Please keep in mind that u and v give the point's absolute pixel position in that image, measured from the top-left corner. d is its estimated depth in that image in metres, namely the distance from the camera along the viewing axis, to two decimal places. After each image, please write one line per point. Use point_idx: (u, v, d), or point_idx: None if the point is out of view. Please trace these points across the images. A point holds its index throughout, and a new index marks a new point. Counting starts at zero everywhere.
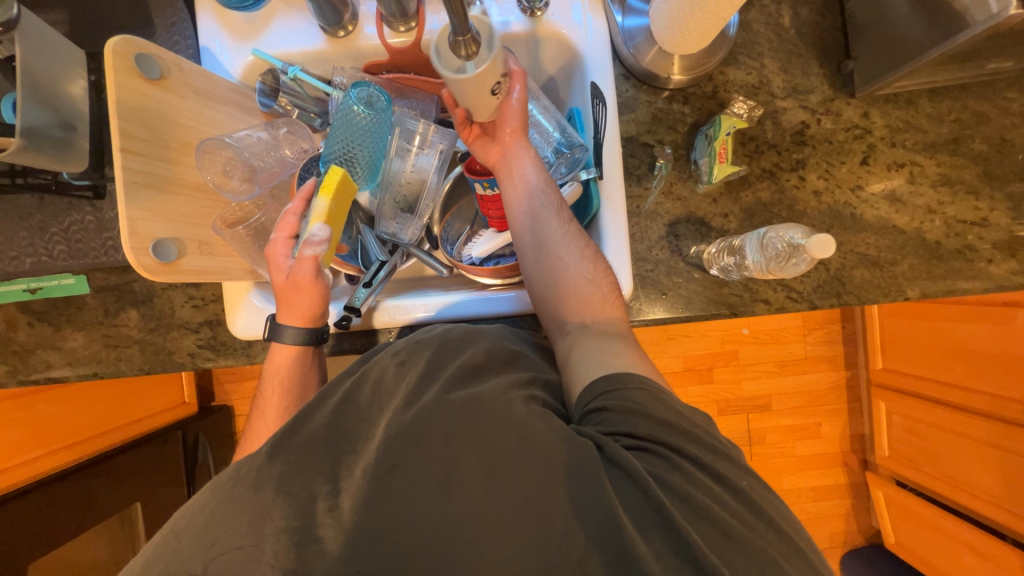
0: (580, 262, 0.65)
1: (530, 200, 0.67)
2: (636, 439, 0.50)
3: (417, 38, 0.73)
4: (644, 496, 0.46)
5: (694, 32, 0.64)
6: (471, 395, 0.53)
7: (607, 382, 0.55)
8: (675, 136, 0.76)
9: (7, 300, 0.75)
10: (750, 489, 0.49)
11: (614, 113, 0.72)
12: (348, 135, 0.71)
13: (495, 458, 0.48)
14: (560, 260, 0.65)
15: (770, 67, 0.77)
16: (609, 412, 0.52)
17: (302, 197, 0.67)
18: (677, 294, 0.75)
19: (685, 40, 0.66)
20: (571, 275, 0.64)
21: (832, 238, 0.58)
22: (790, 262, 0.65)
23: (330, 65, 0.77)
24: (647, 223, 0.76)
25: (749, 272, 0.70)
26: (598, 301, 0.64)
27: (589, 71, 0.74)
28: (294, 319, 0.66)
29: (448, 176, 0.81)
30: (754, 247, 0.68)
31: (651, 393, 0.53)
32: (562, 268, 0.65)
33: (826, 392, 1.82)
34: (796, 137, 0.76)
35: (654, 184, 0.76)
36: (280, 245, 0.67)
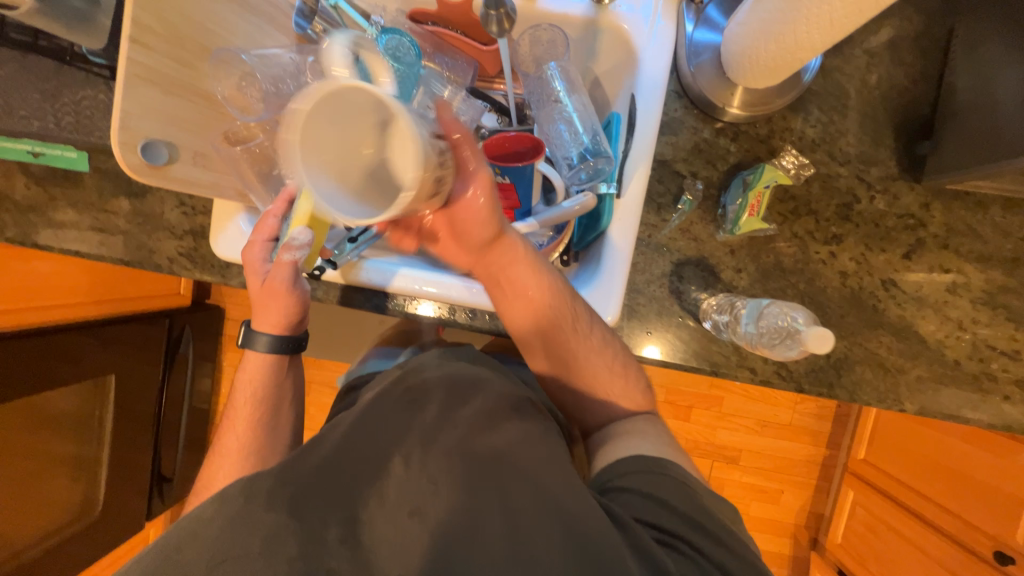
0: (612, 372, 0.66)
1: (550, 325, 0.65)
2: (659, 524, 0.50)
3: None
4: (587, 539, 0.46)
5: (764, 66, 0.57)
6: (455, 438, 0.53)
7: (645, 464, 0.57)
8: (711, 173, 0.70)
9: (9, 158, 0.75)
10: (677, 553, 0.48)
11: (648, 134, 0.67)
12: (369, 83, 0.67)
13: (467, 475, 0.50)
14: (591, 377, 0.67)
15: (840, 126, 0.68)
16: (632, 497, 0.53)
17: (284, 197, 0.61)
18: (662, 336, 0.71)
19: (754, 73, 0.59)
20: (604, 381, 0.67)
21: (830, 339, 0.54)
22: (781, 343, 0.61)
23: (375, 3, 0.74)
24: (655, 256, 0.71)
25: (738, 338, 0.66)
26: (625, 392, 0.67)
27: (640, 81, 0.68)
28: (270, 325, 0.67)
29: None
30: (749, 320, 0.64)
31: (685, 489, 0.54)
32: (594, 376, 0.67)
33: (798, 463, 1.79)
34: (841, 210, 0.69)
35: (674, 218, 0.70)
36: (258, 247, 0.65)
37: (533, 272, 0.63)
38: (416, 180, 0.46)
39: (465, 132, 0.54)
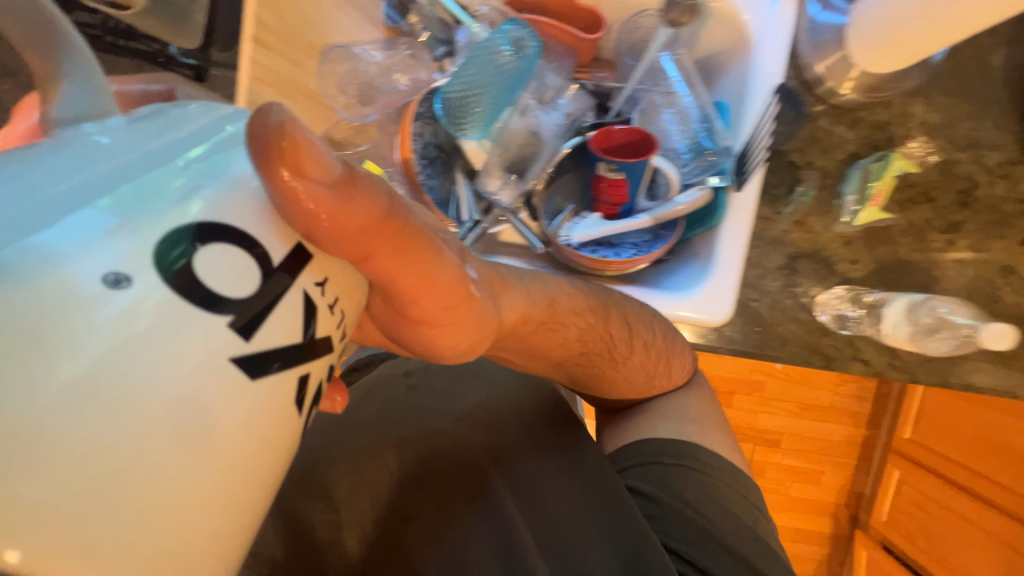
0: (653, 374, 0.63)
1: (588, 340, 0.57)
2: (677, 530, 0.56)
3: None
4: (617, 550, 0.52)
5: (897, 52, 0.58)
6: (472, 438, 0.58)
7: (659, 447, 0.61)
8: (827, 162, 0.68)
9: None
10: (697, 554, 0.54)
11: (766, 101, 0.64)
12: (481, 71, 0.66)
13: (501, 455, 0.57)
14: (626, 382, 0.63)
15: (959, 110, 0.67)
16: (648, 495, 0.59)
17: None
18: (775, 331, 0.70)
19: (884, 58, 0.60)
20: (636, 382, 0.64)
21: (1015, 335, 0.62)
22: (931, 336, 0.67)
23: None
24: (768, 250, 0.69)
25: (880, 332, 0.68)
26: (668, 378, 0.65)
27: (756, 67, 0.66)
28: None
29: (568, 143, 0.73)
30: (898, 311, 0.66)
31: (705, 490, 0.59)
32: (627, 382, 0.63)
33: (838, 444, 1.81)
34: (960, 196, 0.68)
35: (788, 209, 0.68)
36: None
37: (563, 329, 0.54)
38: (326, 324, 0.22)
39: (340, 196, 0.23)
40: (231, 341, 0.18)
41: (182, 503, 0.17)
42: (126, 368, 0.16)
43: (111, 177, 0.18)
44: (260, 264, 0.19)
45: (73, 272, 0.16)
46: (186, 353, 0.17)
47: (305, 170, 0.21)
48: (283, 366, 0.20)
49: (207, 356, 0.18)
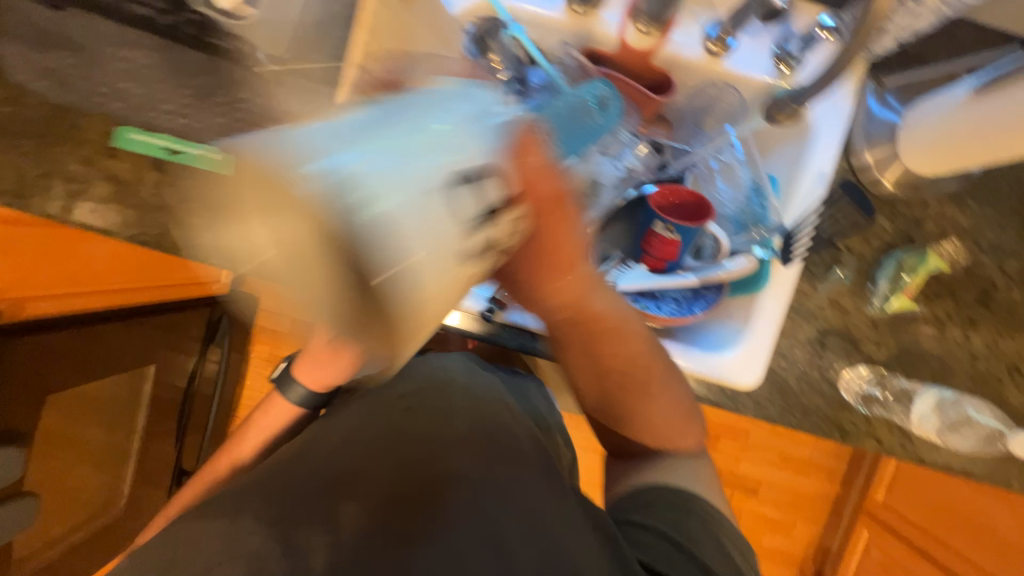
0: (660, 420, 0.66)
1: (635, 368, 0.61)
2: (666, 556, 0.55)
3: (656, 47, 0.68)
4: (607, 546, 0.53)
5: (946, 156, 0.62)
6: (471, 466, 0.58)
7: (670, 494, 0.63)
8: (865, 249, 0.72)
9: (144, 152, 0.70)
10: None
11: (819, 190, 0.69)
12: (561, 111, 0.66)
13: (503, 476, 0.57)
14: (642, 420, 0.66)
15: (986, 218, 0.72)
16: (643, 530, 0.59)
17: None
18: (799, 400, 0.73)
19: (932, 159, 0.64)
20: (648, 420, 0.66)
21: None
22: (959, 431, 0.72)
23: (554, 36, 0.72)
24: (802, 322, 0.72)
25: (913, 424, 0.71)
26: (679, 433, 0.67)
27: (812, 153, 0.70)
28: (312, 381, 0.73)
29: (625, 196, 0.74)
30: (926, 401, 0.71)
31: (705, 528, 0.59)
32: (639, 422, 0.67)
33: (811, 498, 1.86)
34: (979, 296, 0.72)
35: (825, 287, 0.72)
36: None
37: (623, 342, 0.59)
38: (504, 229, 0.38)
39: (548, 167, 0.39)
40: None
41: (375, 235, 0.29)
42: (412, 159, 0.32)
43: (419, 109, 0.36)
44: None
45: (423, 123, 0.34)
46: (437, 217, 0.32)
47: None
48: (467, 266, 0.35)
49: (458, 216, 0.33)
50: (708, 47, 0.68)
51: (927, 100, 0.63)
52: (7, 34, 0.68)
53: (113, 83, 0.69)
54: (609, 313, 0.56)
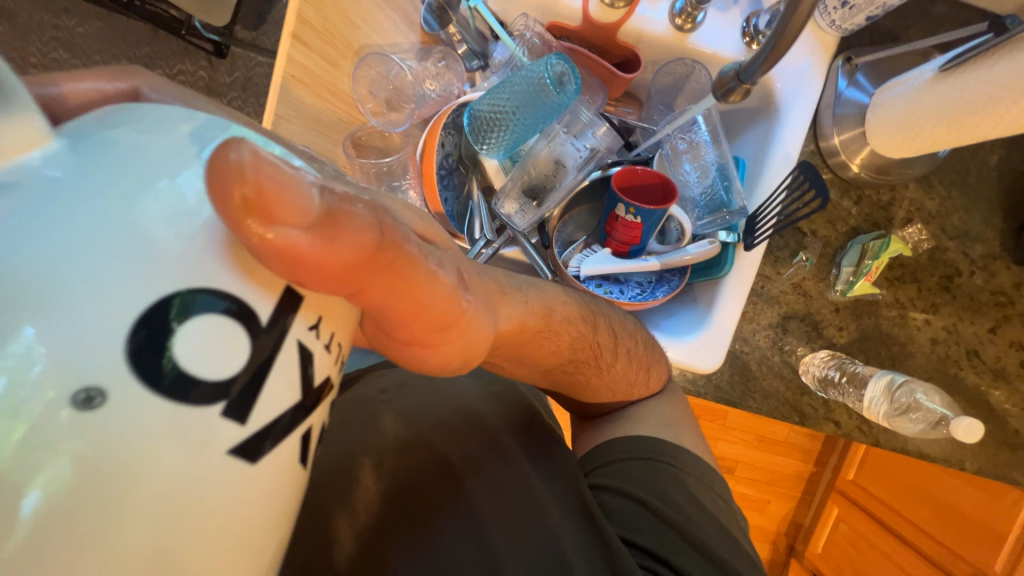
0: (623, 385, 0.64)
1: (585, 355, 0.58)
2: (632, 521, 0.58)
3: (621, 19, 0.63)
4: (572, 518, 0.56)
5: (914, 141, 0.61)
6: (445, 453, 0.57)
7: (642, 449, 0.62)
8: (830, 233, 0.71)
9: None
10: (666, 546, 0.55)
11: (786, 168, 0.67)
12: (513, 97, 0.65)
13: (471, 460, 0.57)
14: (601, 390, 0.64)
15: (953, 202, 0.71)
16: (613, 494, 0.60)
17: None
18: (760, 384, 0.73)
19: (899, 144, 0.62)
20: (609, 389, 0.64)
21: (981, 429, 0.68)
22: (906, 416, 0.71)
23: (515, 9, 0.68)
24: (764, 307, 0.72)
25: (859, 404, 0.71)
26: (643, 386, 0.66)
27: (780, 133, 0.68)
28: None
29: (591, 176, 0.72)
30: (879, 387, 0.69)
31: (680, 493, 0.59)
32: (599, 392, 0.64)
33: (787, 477, 1.90)
34: (943, 281, 0.72)
35: (788, 271, 0.71)
36: None
37: (556, 337, 0.53)
38: (323, 365, 0.21)
39: (318, 240, 0.20)
40: (225, 423, 0.17)
41: (154, 483, 0.16)
42: (92, 343, 0.15)
43: (100, 174, 0.17)
44: (246, 326, 0.18)
45: (124, 208, 0.17)
46: (157, 449, 0.16)
47: (278, 215, 0.19)
48: (277, 444, 0.19)
49: (199, 448, 0.17)
50: (674, 21, 0.66)
51: (897, 81, 0.61)
52: None
53: None
54: (542, 321, 0.49)
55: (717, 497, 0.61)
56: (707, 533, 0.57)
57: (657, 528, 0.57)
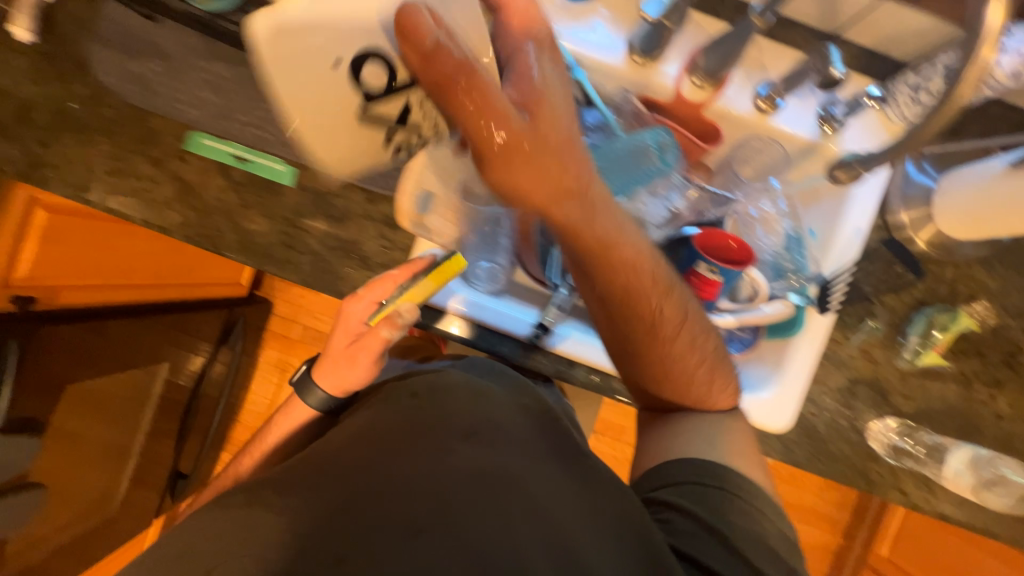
0: (673, 358, 0.65)
1: (634, 304, 0.61)
2: (697, 544, 0.59)
3: (708, 99, 0.73)
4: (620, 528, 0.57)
5: (982, 224, 0.66)
6: (481, 459, 0.60)
7: (697, 469, 0.64)
8: (897, 303, 0.74)
9: (212, 157, 0.73)
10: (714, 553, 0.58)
11: (857, 242, 0.73)
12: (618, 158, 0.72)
13: (511, 472, 0.59)
14: (659, 362, 0.65)
15: (1012, 283, 0.75)
16: (677, 514, 0.61)
17: (409, 272, 0.68)
18: (828, 446, 0.74)
19: (967, 226, 0.68)
20: (662, 361, 0.65)
21: None
22: (993, 490, 0.73)
23: (611, 83, 0.76)
24: (833, 370, 0.74)
25: (941, 479, 0.73)
26: (692, 364, 0.66)
27: (850, 208, 0.73)
28: (332, 385, 0.83)
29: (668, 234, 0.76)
30: (962, 460, 0.72)
31: (732, 503, 0.62)
32: (656, 365, 0.66)
33: (813, 548, 1.83)
34: (1005, 358, 0.75)
35: (857, 336, 0.74)
36: (361, 304, 0.72)
37: (619, 278, 0.58)
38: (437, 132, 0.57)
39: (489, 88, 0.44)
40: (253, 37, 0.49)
41: (304, 88, 0.52)
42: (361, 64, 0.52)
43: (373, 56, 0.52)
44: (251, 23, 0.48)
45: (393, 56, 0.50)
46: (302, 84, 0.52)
47: (472, 72, 0.44)
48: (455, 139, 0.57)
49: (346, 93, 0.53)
50: (756, 103, 0.73)
51: (966, 168, 0.67)
52: (100, 39, 0.72)
53: (193, 91, 0.72)
54: (632, 259, 0.57)
55: (777, 513, 0.64)
56: (757, 549, 0.59)
57: (718, 544, 0.59)
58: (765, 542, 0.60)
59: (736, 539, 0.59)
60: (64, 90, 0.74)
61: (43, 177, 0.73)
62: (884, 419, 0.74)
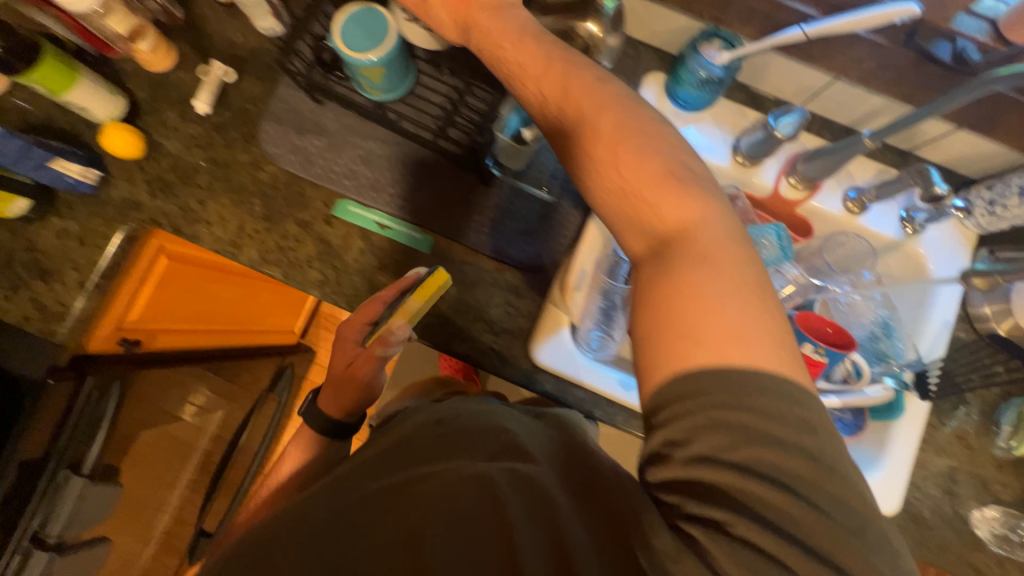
0: (765, 336, 0.42)
1: (668, 230, 0.46)
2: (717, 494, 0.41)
3: (802, 198, 0.83)
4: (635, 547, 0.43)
5: None
6: (487, 467, 0.50)
7: (726, 419, 0.41)
8: (986, 393, 0.79)
9: (356, 223, 0.79)
10: (851, 565, 0.38)
11: (944, 332, 0.79)
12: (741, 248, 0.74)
13: (519, 472, 0.50)
14: (742, 342, 0.42)
15: None
16: (710, 476, 0.41)
17: (398, 290, 0.72)
18: (935, 535, 0.75)
19: None
20: (752, 337, 0.42)
21: None
22: None
23: (715, 179, 0.86)
24: (932, 455, 0.77)
25: None
26: (768, 342, 0.42)
27: (934, 301, 0.81)
28: (335, 407, 0.81)
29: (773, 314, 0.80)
30: None
31: (814, 469, 0.40)
32: (743, 350, 0.41)
33: None
34: None
35: (952, 423, 0.78)
36: (356, 327, 0.76)
37: (659, 209, 0.47)
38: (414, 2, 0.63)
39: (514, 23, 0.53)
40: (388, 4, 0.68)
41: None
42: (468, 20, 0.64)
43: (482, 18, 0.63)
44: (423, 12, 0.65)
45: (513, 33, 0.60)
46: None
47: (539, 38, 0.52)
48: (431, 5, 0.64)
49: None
50: (845, 204, 0.83)
51: None
52: (271, 116, 0.82)
53: (347, 165, 0.81)
54: (700, 255, 0.45)
55: (750, 422, 0.41)
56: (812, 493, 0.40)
57: (786, 507, 0.40)
58: (875, 520, 0.40)
59: (777, 480, 0.40)
60: (228, 157, 0.82)
61: (196, 232, 0.79)
62: (986, 509, 0.76)
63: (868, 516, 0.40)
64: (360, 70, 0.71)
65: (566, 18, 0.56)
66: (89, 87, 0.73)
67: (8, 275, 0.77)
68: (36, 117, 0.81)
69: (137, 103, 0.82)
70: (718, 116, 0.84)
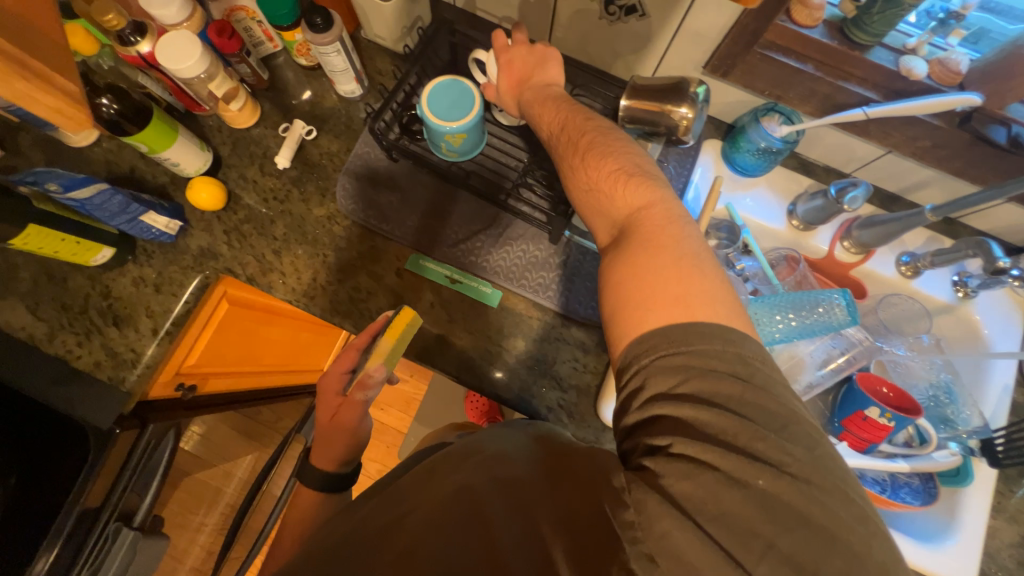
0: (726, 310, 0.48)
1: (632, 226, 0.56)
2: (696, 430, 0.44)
3: (857, 261, 0.86)
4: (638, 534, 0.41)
5: None
6: (474, 472, 0.51)
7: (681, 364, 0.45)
8: None
9: (428, 277, 0.82)
10: (791, 461, 0.42)
11: (1004, 397, 0.81)
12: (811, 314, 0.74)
13: (495, 472, 0.50)
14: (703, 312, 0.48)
15: None
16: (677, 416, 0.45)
17: (369, 335, 0.74)
18: None
19: None
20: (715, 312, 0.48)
21: None
22: None
23: (770, 239, 0.90)
24: (1005, 524, 0.76)
25: None
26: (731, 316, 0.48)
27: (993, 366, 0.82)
28: (326, 460, 0.78)
29: (835, 378, 0.80)
30: None
31: (746, 390, 0.44)
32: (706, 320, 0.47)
33: None
34: None
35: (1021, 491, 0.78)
36: (337, 372, 0.77)
37: (631, 207, 0.56)
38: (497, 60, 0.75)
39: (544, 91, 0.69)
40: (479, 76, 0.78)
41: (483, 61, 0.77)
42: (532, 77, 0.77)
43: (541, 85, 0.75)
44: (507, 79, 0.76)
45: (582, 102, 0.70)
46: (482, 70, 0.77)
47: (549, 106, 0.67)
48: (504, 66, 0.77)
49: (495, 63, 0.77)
50: (899, 268, 0.86)
51: None
52: (348, 173, 0.85)
53: (419, 221, 0.84)
54: (681, 257, 0.51)
55: (693, 361, 0.45)
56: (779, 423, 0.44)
57: (748, 432, 0.43)
58: (801, 423, 0.44)
59: (714, 405, 0.44)
60: (303, 210, 0.84)
61: (270, 282, 0.81)
62: None
63: (792, 417, 0.44)
64: (444, 136, 0.75)
65: (656, 103, 0.62)
66: (183, 145, 0.76)
67: (82, 323, 0.78)
68: (120, 167, 0.84)
69: (219, 157, 0.86)
70: (772, 182, 0.89)
